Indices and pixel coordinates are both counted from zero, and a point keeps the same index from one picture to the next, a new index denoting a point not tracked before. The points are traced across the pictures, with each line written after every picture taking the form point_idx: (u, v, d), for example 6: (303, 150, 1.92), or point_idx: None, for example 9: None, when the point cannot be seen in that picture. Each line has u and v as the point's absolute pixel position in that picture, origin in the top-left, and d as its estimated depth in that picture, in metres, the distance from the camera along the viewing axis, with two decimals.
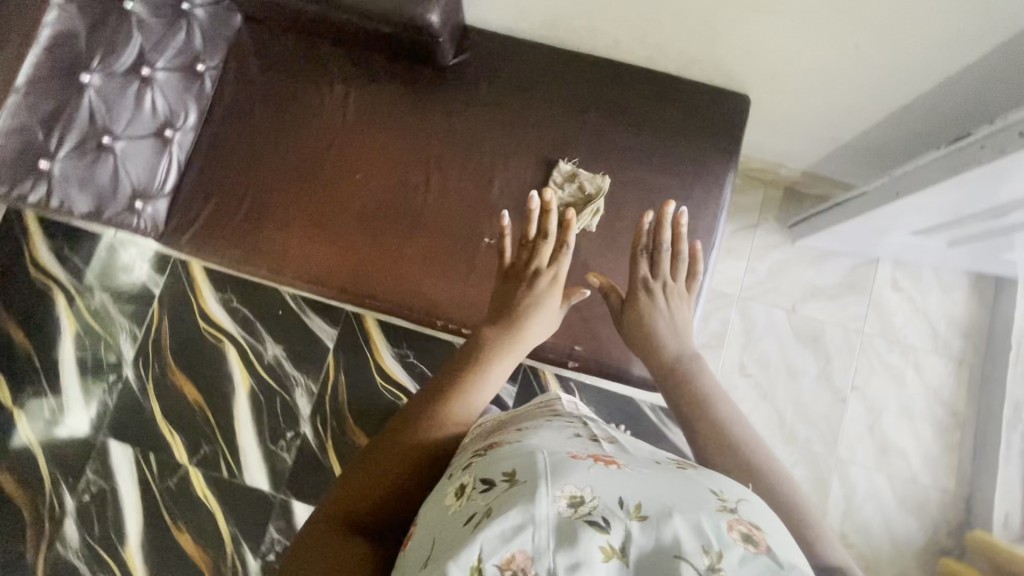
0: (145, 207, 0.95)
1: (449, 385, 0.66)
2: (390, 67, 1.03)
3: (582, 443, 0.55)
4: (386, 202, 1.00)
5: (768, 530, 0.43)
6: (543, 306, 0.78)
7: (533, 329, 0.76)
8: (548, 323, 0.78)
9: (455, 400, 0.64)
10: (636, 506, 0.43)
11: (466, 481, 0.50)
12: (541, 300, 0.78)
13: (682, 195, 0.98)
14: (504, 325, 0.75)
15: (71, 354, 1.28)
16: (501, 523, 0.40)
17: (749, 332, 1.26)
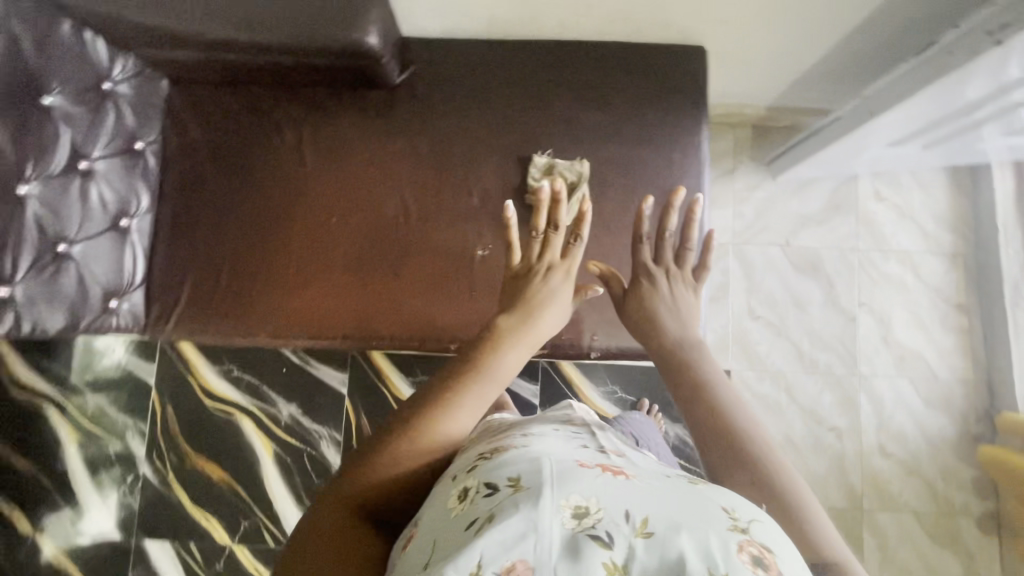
0: (120, 304, 0.92)
1: (462, 377, 0.62)
2: (338, 100, 0.98)
3: (590, 453, 0.54)
4: (367, 236, 0.96)
5: (780, 551, 0.41)
6: (553, 302, 0.75)
7: (542, 319, 0.72)
8: (560, 315, 0.76)
9: (466, 392, 0.61)
10: (642, 521, 0.41)
11: (469, 485, 0.48)
12: (552, 295, 0.76)
13: (661, 162, 0.96)
14: (515, 316, 0.71)
15: (81, 464, 1.23)
16: (503, 530, 0.40)
17: (751, 274, 1.27)
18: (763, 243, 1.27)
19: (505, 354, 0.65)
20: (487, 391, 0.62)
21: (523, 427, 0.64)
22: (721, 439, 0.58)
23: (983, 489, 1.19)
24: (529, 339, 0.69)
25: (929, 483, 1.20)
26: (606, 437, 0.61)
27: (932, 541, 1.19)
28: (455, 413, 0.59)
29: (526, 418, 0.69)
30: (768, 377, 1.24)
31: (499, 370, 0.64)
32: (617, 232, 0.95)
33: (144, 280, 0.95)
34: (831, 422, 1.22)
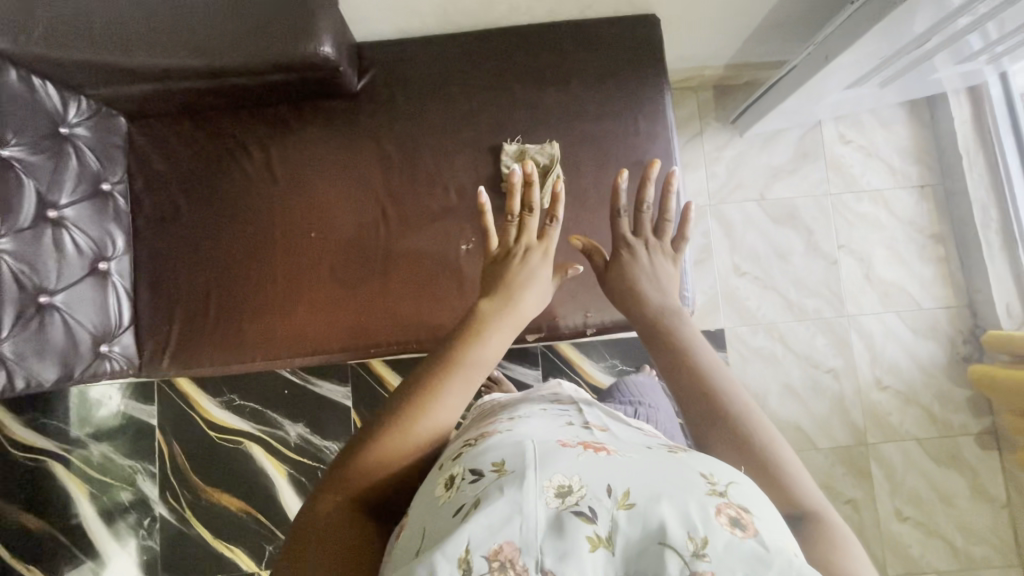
0: (112, 347, 0.91)
1: (449, 364, 0.62)
2: (300, 115, 0.97)
3: (574, 431, 0.57)
4: (348, 247, 0.96)
5: (757, 511, 0.45)
6: (533, 286, 0.76)
7: (523, 301, 0.73)
8: (539, 296, 0.76)
9: (454, 379, 0.61)
10: (624, 494, 0.44)
11: (455, 472, 0.52)
12: (531, 276, 0.77)
13: (628, 135, 0.97)
14: (498, 302, 0.71)
15: (96, 514, 1.21)
16: (489, 516, 0.43)
17: (731, 232, 1.28)
18: (739, 199, 1.29)
19: (490, 339, 0.66)
20: (474, 376, 0.63)
21: (509, 408, 0.67)
22: (704, 403, 0.59)
23: (978, 407, 1.23)
24: (511, 323, 0.70)
25: (927, 409, 1.24)
26: (590, 412, 0.65)
27: (935, 463, 1.23)
28: (445, 401, 0.60)
29: (515, 398, 0.73)
30: (761, 329, 1.26)
31: (484, 354, 0.65)
32: (595, 209, 0.97)
33: (133, 320, 0.94)
34: (826, 364, 1.26)
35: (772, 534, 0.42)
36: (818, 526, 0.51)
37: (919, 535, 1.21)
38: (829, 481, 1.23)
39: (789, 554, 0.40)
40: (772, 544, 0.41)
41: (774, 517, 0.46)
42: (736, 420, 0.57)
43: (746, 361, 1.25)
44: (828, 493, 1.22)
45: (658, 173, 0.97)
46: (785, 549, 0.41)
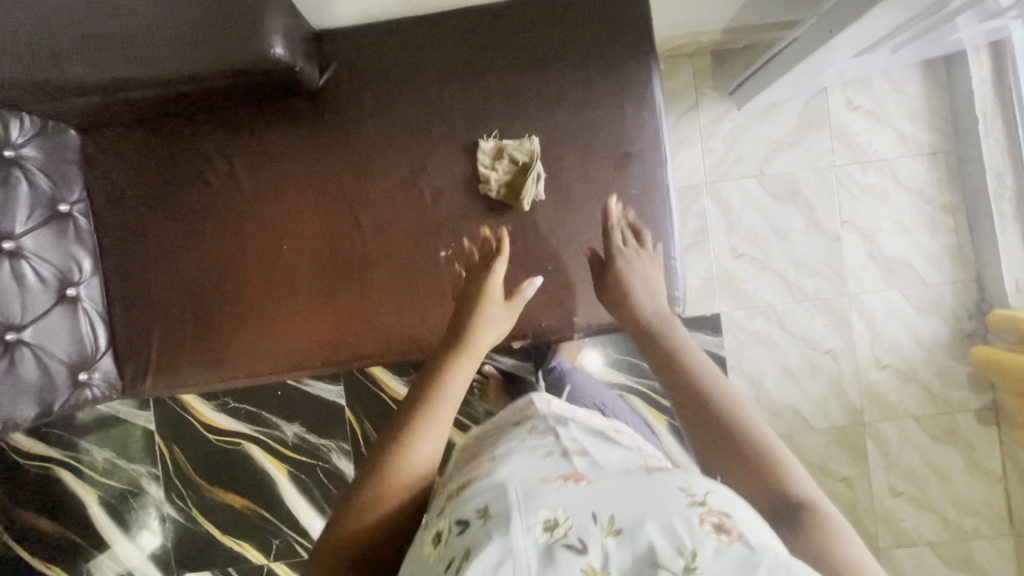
0: (92, 374, 0.89)
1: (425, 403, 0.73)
2: (262, 117, 0.91)
3: (552, 461, 0.57)
4: (324, 256, 0.92)
5: (736, 514, 0.49)
6: (492, 317, 0.87)
7: (478, 338, 0.85)
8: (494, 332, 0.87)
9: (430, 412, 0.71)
10: (610, 520, 0.47)
11: (442, 526, 0.51)
12: (490, 318, 0.87)
13: (614, 124, 0.90)
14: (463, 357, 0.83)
15: (106, 515, 1.25)
16: (483, 564, 0.43)
17: (728, 213, 1.22)
18: (737, 176, 1.22)
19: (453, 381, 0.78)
20: (445, 406, 0.72)
21: (489, 446, 0.66)
22: (717, 423, 0.72)
23: (979, 384, 1.21)
24: (468, 356, 0.83)
25: (926, 387, 1.22)
26: (567, 436, 0.64)
27: (932, 441, 1.23)
28: (428, 431, 0.68)
29: (493, 430, 0.74)
30: (757, 312, 1.23)
31: (450, 390, 0.76)
32: (581, 206, 0.91)
33: (111, 343, 0.91)
34: (825, 345, 1.23)
35: (752, 532, 0.47)
36: (812, 513, 0.61)
37: (912, 510, 1.23)
38: (824, 461, 1.23)
39: (771, 549, 0.45)
40: (754, 542, 0.45)
41: (749, 513, 0.50)
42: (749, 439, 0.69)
43: (741, 346, 1.23)
44: (822, 473, 1.23)
45: (647, 165, 0.90)
46: (766, 544, 0.45)
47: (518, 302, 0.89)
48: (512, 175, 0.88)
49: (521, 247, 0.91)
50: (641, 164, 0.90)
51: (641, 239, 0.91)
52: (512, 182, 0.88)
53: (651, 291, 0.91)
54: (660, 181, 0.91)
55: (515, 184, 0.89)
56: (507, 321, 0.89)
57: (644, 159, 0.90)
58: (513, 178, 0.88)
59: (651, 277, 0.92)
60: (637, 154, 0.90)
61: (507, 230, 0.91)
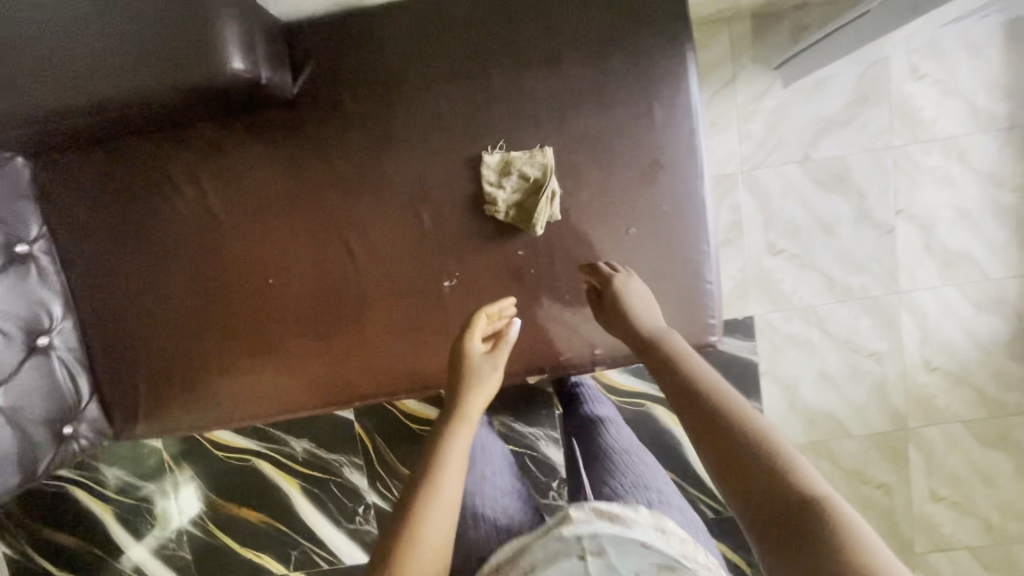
0: (78, 426, 0.83)
1: (418, 492, 0.63)
2: (230, 134, 0.79)
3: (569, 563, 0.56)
4: (314, 290, 0.83)
5: None
6: (483, 373, 0.75)
7: (471, 400, 0.73)
8: (491, 383, 0.76)
9: (427, 506, 0.61)
10: None
11: None
12: (481, 367, 0.76)
13: (641, 127, 0.76)
14: (454, 423, 0.71)
15: (124, 529, 1.24)
16: None
17: (767, 204, 1.08)
18: (778, 162, 1.07)
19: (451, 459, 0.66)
20: (447, 495, 0.63)
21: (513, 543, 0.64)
22: (704, 433, 0.54)
23: None
24: (462, 420, 0.71)
25: (979, 389, 1.12)
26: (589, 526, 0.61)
27: (981, 445, 1.14)
28: (426, 536, 0.59)
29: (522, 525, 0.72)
30: (795, 314, 1.12)
31: (449, 476, 0.65)
32: (603, 224, 0.79)
33: (94, 390, 0.85)
34: (868, 348, 1.12)
35: None
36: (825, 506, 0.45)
37: (953, 515, 1.16)
38: (861, 467, 1.16)
39: None
40: None
41: None
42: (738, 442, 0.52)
43: (777, 350, 1.13)
44: (858, 479, 1.17)
45: (680, 175, 0.77)
46: None
47: (502, 348, 0.78)
48: (522, 194, 0.76)
49: (535, 273, 0.80)
50: (672, 174, 0.77)
51: (673, 261, 0.79)
52: (522, 202, 0.77)
53: (683, 319, 0.80)
54: (695, 193, 0.78)
55: (526, 203, 0.77)
56: (497, 368, 0.77)
57: (676, 168, 0.77)
58: (524, 197, 0.77)
59: (684, 303, 0.80)
60: (669, 162, 0.77)
61: (518, 255, 0.80)
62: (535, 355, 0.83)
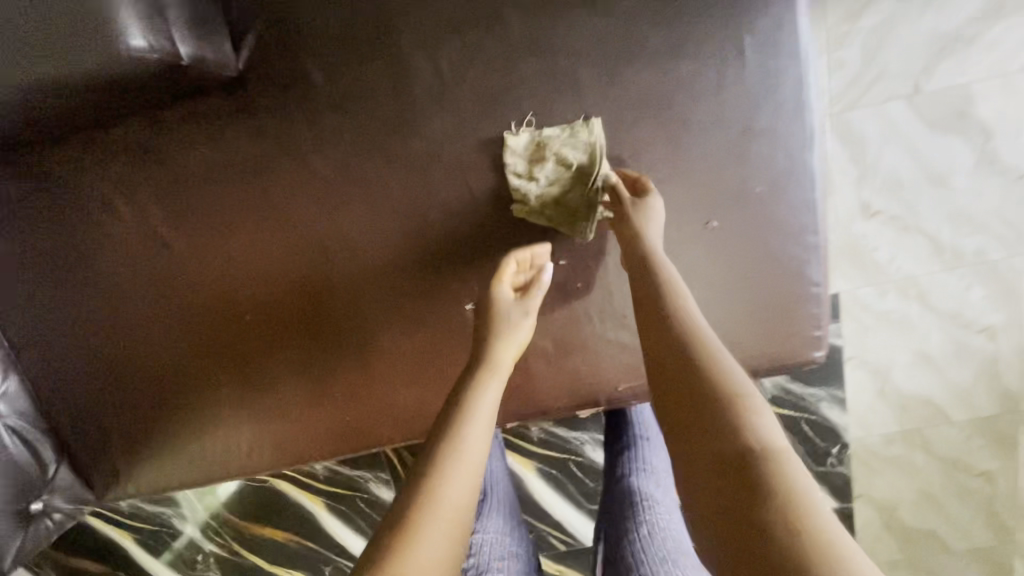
0: (51, 498, 0.70)
1: (438, 453, 0.46)
2: (167, 134, 0.60)
3: None
4: (298, 317, 0.65)
5: None
6: (513, 321, 0.57)
7: (503, 348, 0.55)
8: (523, 336, 0.57)
9: (450, 469, 0.45)
10: None
11: None
12: (509, 315, 0.57)
13: (718, 86, 0.57)
14: (480, 372, 0.53)
15: (147, 555, 1.15)
16: None
17: (862, 155, 0.86)
18: (880, 98, 0.84)
19: (479, 411, 0.50)
20: (472, 458, 0.47)
21: None
22: (656, 369, 0.45)
23: None
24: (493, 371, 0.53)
25: None
26: None
27: None
28: (444, 507, 0.43)
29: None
30: (891, 287, 0.92)
31: (473, 436, 0.48)
32: (671, 219, 0.59)
33: (61, 454, 0.71)
34: (979, 323, 0.93)
35: None
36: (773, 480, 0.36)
37: None
38: (958, 454, 1.00)
39: None
40: None
41: None
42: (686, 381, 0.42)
43: (866, 333, 0.94)
44: (957, 469, 1.01)
45: (779, 146, 0.58)
46: None
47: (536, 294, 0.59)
48: (565, 186, 0.60)
49: (582, 288, 0.62)
50: (763, 145, 0.58)
51: (766, 260, 0.60)
52: (565, 195, 0.60)
53: (782, 337, 0.61)
54: (802, 168, 0.58)
55: (569, 197, 0.61)
56: (529, 316, 0.58)
57: (768, 137, 0.58)
58: (566, 188, 0.60)
59: (783, 316, 0.61)
60: (765, 127, 0.57)
61: (558, 265, 0.62)
62: (585, 390, 0.65)
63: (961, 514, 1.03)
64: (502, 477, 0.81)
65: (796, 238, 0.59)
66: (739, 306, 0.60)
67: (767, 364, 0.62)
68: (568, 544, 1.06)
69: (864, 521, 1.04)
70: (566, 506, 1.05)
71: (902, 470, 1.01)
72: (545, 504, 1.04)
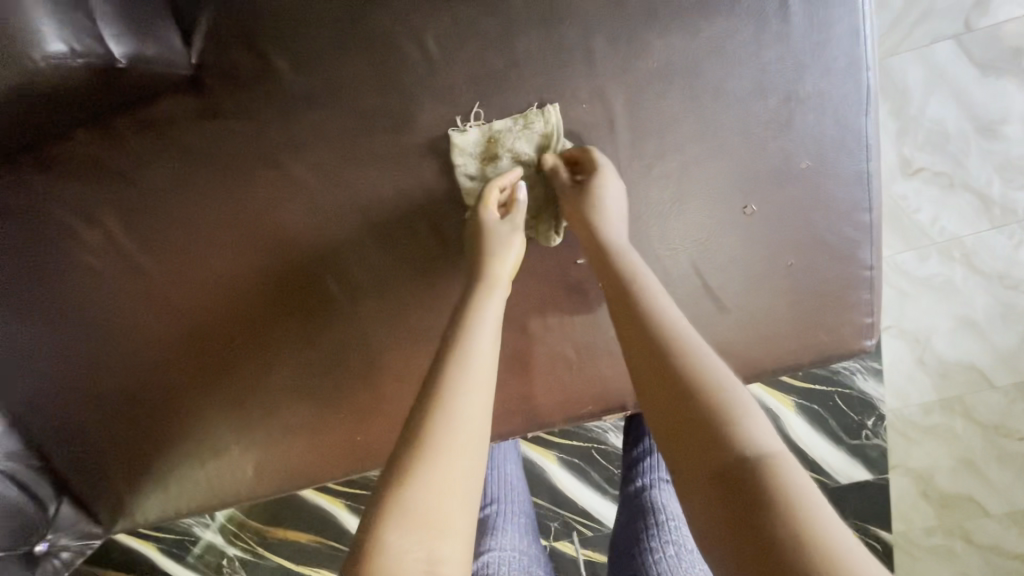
0: (57, 537, 0.65)
1: (443, 372, 0.42)
2: (123, 141, 0.53)
3: None
4: (284, 308, 0.57)
5: None
6: (505, 238, 0.50)
7: (496, 262, 0.49)
8: (516, 254, 0.50)
9: (461, 383, 0.41)
10: None
11: None
12: (499, 235, 0.50)
13: (755, 54, 0.49)
14: (477, 290, 0.48)
15: (169, 564, 1.07)
16: None
17: (904, 104, 0.86)
18: (925, 40, 0.85)
19: (482, 325, 0.45)
20: (483, 374, 0.43)
21: None
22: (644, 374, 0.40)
23: None
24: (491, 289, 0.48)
25: None
26: None
27: None
28: (462, 422, 0.40)
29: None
30: (933, 250, 0.87)
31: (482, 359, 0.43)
32: (705, 201, 0.52)
33: (61, 492, 0.65)
34: None
35: None
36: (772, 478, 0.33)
37: None
38: (1003, 420, 0.88)
39: None
40: None
41: None
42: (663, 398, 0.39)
43: (905, 299, 0.88)
44: None
45: (830, 113, 0.50)
46: None
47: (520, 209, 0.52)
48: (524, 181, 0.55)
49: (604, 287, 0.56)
50: (806, 116, 0.50)
51: (811, 240, 0.53)
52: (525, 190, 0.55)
53: (832, 325, 0.55)
54: (856, 136, 0.51)
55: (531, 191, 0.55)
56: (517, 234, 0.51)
57: (815, 108, 0.50)
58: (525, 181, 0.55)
59: (832, 305, 0.54)
60: (814, 93, 0.50)
61: (577, 264, 0.56)
62: (613, 395, 0.59)
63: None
64: (515, 482, 0.79)
65: (843, 216, 0.53)
66: (784, 297, 0.54)
67: (817, 357, 0.56)
68: (596, 534, 0.97)
69: (897, 492, 0.89)
70: (592, 494, 0.96)
71: (945, 443, 0.89)
72: (568, 491, 0.96)
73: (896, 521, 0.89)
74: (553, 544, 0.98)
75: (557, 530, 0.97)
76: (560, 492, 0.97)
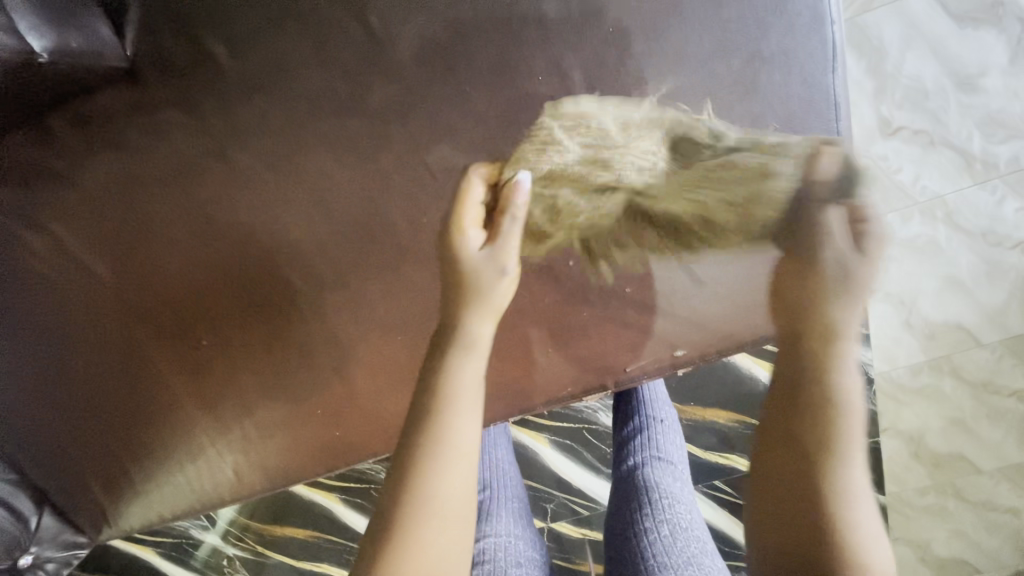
0: (41, 550, 0.64)
1: (425, 432, 0.49)
2: (61, 140, 0.51)
3: None
4: (259, 320, 0.56)
5: None
6: (487, 281, 0.54)
7: (476, 322, 0.54)
8: (500, 295, 0.54)
9: (447, 439, 0.49)
10: None
11: None
12: (486, 278, 0.54)
13: (707, 16, 0.48)
14: (454, 353, 0.54)
15: (169, 566, 1.07)
16: None
17: (881, 60, 0.85)
18: None
19: (458, 397, 0.51)
20: (458, 439, 0.49)
21: None
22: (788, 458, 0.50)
23: None
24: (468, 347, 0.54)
25: None
26: None
27: None
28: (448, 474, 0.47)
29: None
30: (915, 210, 0.86)
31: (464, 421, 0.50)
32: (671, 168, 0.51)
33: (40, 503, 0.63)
34: (1014, 238, 0.86)
35: None
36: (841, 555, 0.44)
37: None
38: (991, 377, 0.87)
39: None
40: None
41: None
42: (823, 499, 0.46)
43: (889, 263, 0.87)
44: None
45: (795, 72, 0.49)
46: None
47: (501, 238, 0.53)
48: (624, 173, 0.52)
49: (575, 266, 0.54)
50: (766, 75, 0.49)
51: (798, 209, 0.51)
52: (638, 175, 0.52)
53: None
54: (824, 95, 0.50)
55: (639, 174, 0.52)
56: (509, 265, 0.54)
57: (776, 67, 0.49)
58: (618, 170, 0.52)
59: None
60: (776, 52, 0.49)
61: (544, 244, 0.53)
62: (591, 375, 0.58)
63: (1014, 455, 0.87)
64: (508, 467, 0.78)
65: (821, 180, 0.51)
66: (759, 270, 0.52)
67: None
68: (593, 512, 0.97)
69: (888, 455, 0.89)
70: (587, 473, 0.96)
71: (934, 404, 0.88)
72: (562, 471, 0.96)
73: (888, 482, 0.89)
74: (551, 524, 0.98)
75: (553, 511, 0.97)
76: (554, 472, 0.97)
